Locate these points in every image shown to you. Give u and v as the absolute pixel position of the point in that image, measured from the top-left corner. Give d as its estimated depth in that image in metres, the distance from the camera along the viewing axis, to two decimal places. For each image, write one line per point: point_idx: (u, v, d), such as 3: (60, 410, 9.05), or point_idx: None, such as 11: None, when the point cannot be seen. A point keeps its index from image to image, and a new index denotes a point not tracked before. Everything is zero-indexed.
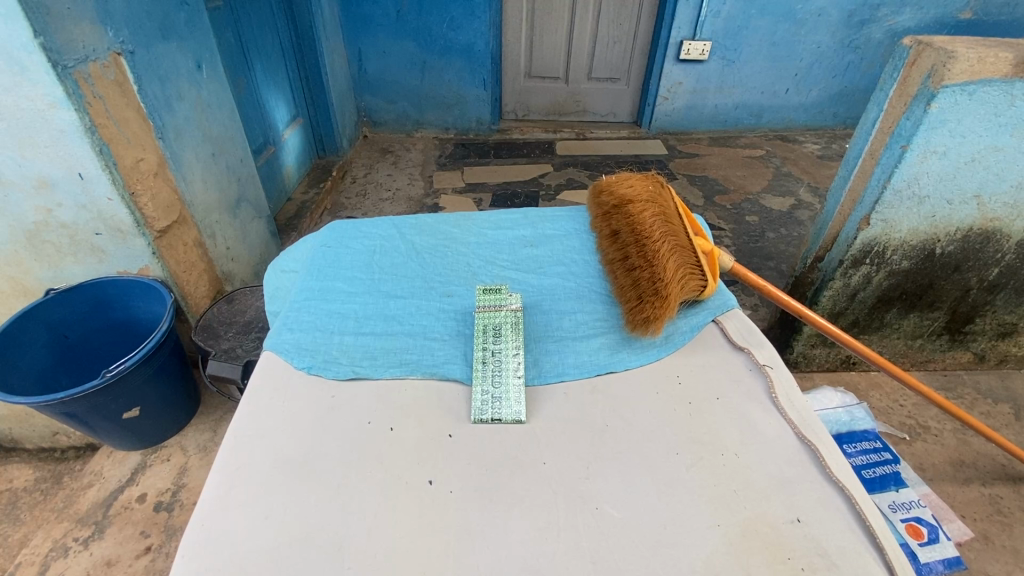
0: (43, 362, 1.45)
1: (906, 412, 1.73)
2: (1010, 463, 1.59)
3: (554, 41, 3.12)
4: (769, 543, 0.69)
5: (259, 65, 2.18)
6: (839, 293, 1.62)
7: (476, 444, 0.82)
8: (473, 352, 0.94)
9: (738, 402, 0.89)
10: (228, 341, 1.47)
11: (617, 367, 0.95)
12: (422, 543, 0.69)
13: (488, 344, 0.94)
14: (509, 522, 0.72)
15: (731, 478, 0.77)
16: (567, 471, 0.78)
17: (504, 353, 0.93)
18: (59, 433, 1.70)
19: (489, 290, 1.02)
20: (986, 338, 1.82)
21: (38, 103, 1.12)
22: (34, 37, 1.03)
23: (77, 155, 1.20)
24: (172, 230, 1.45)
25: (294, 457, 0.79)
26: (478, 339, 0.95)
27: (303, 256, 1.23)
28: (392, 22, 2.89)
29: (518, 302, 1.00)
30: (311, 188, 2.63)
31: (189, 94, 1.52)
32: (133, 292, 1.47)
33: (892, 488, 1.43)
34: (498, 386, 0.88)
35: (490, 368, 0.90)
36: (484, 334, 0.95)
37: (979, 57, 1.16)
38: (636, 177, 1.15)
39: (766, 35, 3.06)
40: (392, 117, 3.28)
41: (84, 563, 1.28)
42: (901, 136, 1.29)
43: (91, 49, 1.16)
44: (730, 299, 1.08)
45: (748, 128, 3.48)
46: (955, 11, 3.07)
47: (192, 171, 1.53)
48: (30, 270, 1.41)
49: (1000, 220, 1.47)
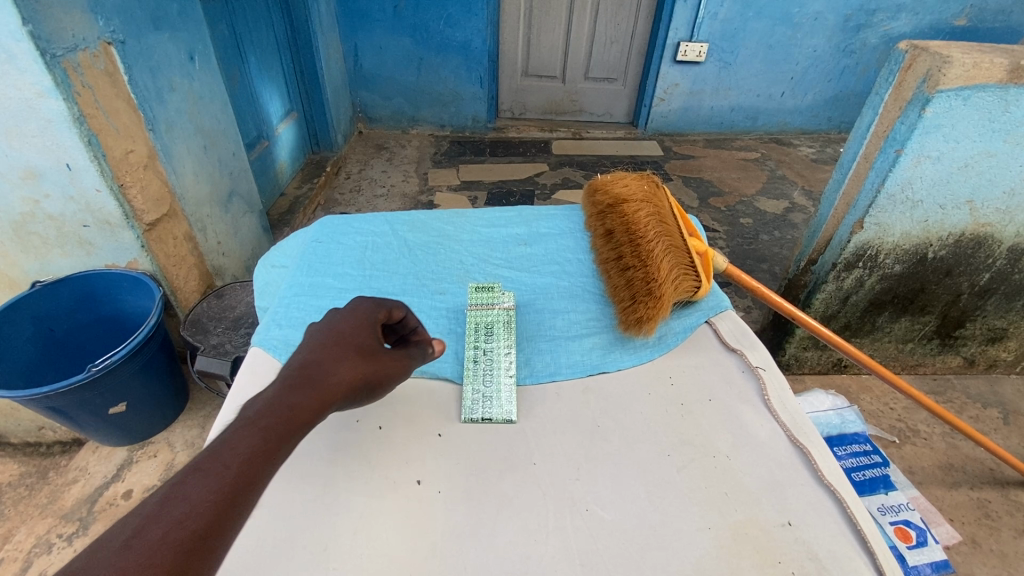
0: (28, 356, 1.42)
1: (896, 416, 1.73)
2: (998, 467, 1.60)
3: (552, 40, 3.11)
4: (759, 546, 0.69)
5: (253, 57, 2.16)
6: (831, 296, 1.62)
7: (464, 444, 0.81)
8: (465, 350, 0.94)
9: (729, 403, 0.89)
10: (216, 337, 1.44)
11: (609, 368, 0.94)
12: (409, 544, 0.68)
13: (480, 343, 0.95)
14: (497, 523, 0.71)
15: (722, 481, 0.77)
16: (557, 472, 0.77)
17: (497, 352, 0.93)
18: (45, 426, 1.67)
19: (481, 288, 1.04)
20: (975, 343, 1.83)
21: (26, 92, 1.10)
22: (22, 25, 1.01)
23: (65, 146, 1.18)
24: (161, 223, 1.43)
25: None
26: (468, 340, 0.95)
27: (293, 251, 1.21)
28: (388, 18, 2.87)
29: (510, 301, 1.02)
30: (305, 184, 2.61)
31: (181, 85, 1.49)
32: (121, 285, 1.44)
33: (881, 491, 1.43)
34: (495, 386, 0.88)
35: (485, 366, 0.91)
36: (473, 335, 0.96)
37: (975, 62, 1.16)
38: (631, 176, 1.13)
39: (764, 39, 3.06)
40: (387, 114, 3.26)
41: (67, 560, 1.25)
42: (895, 141, 1.29)
43: (79, 38, 1.14)
44: (724, 300, 1.07)
45: (744, 131, 3.49)
46: (950, 18, 3.09)
47: (183, 164, 1.51)
48: (15, 262, 1.39)
49: (991, 226, 1.48)
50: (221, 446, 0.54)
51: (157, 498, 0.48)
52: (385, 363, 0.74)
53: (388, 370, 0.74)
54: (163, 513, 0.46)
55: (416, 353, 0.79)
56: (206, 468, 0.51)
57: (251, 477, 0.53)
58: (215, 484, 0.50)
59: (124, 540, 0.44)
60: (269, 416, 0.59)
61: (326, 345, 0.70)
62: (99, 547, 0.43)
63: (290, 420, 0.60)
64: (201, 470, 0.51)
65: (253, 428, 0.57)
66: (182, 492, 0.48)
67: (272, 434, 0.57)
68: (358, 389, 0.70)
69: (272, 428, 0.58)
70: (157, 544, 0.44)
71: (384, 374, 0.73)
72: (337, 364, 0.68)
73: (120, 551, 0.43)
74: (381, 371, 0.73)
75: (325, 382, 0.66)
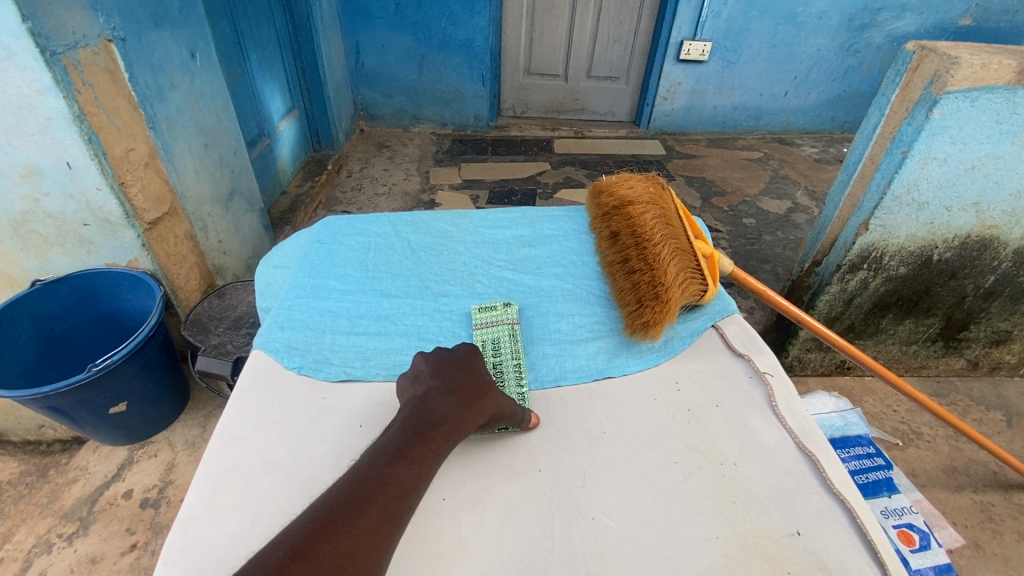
0: (28, 355, 1.41)
1: (899, 418, 1.73)
2: (1002, 470, 1.60)
3: (554, 39, 3.10)
4: (768, 556, 0.69)
5: (254, 55, 2.14)
6: (835, 298, 1.61)
7: (470, 451, 0.81)
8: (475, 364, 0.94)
9: (736, 409, 0.89)
10: (217, 337, 1.43)
11: (613, 372, 0.96)
12: (413, 552, 0.68)
13: (489, 356, 0.93)
14: (504, 532, 0.71)
15: (729, 489, 0.77)
16: (563, 479, 0.78)
17: (506, 366, 0.93)
18: (45, 424, 1.67)
19: (484, 307, 1.01)
20: (979, 345, 1.82)
21: (25, 90, 1.08)
22: (22, 22, 1.00)
23: (65, 144, 1.17)
24: (162, 223, 1.42)
25: (282, 461, 0.78)
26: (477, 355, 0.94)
27: (295, 251, 1.20)
28: (390, 16, 2.85)
29: (515, 315, 0.99)
30: (306, 182, 2.60)
31: (181, 83, 1.48)
32: (122, 284, 1.43)
33: (884, 494, 1.42)
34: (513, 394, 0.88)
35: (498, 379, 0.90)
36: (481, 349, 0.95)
37: (983, 63, 1.15)
38: (637, 178, 1.12)
39: (767, 38, 3.05)
40: (389, 112, 3.24)
41: (68, 560, 1.25)
42: (901, 142, 1.28)
43: (80, 35, 1.13)
44: (730, 304, 1.07)
45: (746, 130, 3.48)
46: (954, 18, 3.07)
47: (184, 163, 1.50)
48: (15, 260, 1.37)
49: (997, 228, 1.47)
50: (415, 441, 0.66)
51: (376, 477, 0.60)
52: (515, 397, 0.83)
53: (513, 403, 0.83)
54: (382, 493, 0.59)
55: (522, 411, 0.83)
56: (408, 457, 0.64)
57: (427, 477, 0.65)
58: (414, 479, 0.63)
59: (360, 509, 0.56)
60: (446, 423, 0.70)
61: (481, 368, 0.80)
62: (342, 510, 0.56)
63: (455, 430, 0.71)
64: (405, 459, 0.64)
65: (435, 431, 0.69)
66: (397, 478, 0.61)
67: (447, 439, 0.69)
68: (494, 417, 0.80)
69: (447, 434, 0.70)
70: (379, 517, 0.57)
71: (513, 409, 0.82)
72: (491, 388, 0.78)
73: (357, 517, 0.56)
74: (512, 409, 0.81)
75: (482, 406, 0.75)
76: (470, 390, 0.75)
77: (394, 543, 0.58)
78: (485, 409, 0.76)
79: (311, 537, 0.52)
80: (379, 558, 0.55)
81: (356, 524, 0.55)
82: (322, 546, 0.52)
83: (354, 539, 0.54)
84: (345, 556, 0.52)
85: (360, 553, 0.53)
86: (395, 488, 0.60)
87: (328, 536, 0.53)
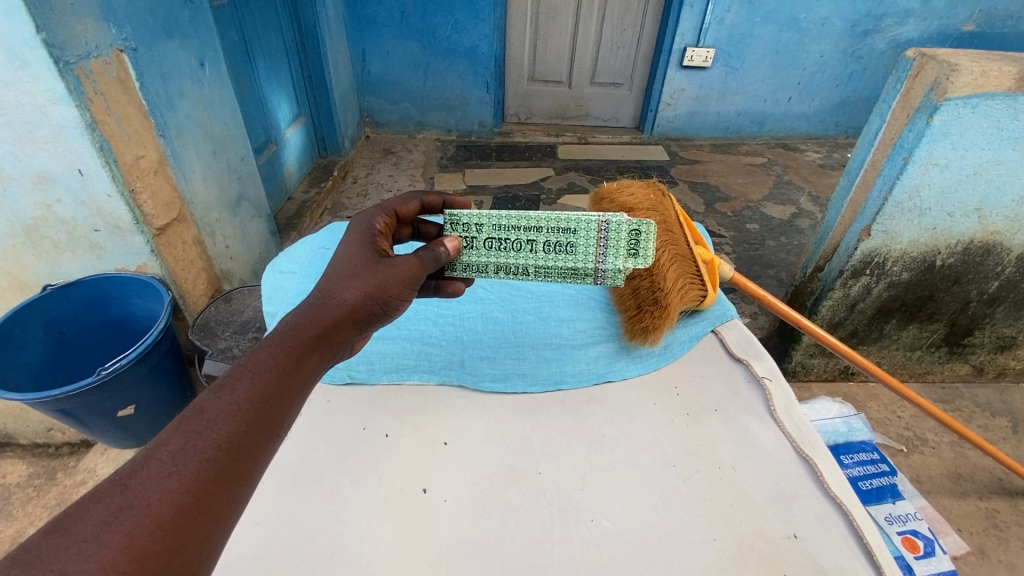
0: (38, 358, 1.43)
1: (903, 424, 1.72)
2: (1008, 477, 1.58)
3: (558, 45, 3.13)
4: (764, 558, 0.70)
5: (261, 63, 2.18)
6: (838, 304, 1.61)
7: (470, 454, 0.84)
8: (533, 215, 0.89)
9: (734, 413, 0.91)
10: (224, 341, 1.44)
11: (614, 376, 0.98)
12: (415, 553, 0.71)
13: (537, 244, 0.90)
14: (502, 534, 0.73)
15: (727, 492, 0.79)
16: (564, 481, 0.80)
17: (527, 252, 0.90)
18: (54, 427, 1.67)
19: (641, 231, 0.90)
20: (985, 351, 1.82)
21: (39, 99, 1.11)
22: (36, 33, 1.02)
23: (77, 152, 1.19)
24: (171, 228, 1.45)
25: (289, 463, 0.82)
26: (547, 219, 0.89)
27: (302, 258, 1.25)
28: (396, 24, 2.89)
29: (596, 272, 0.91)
30: (312, 187, 2.63)
31: (191, 91, 1.51)
32: (131, 289, 1.45)
33: (889, 500, 1.41)
34: (484, 253, 0.91)
35: (508, 243, 0.90)
36: (560, 226, 0.90)
37: (982, 70, 1.16)
38: (638, 185, 1.08)
39: (771, 44, 3.06)
40: (394, 118, 3.27)
41: None
42: (902, 148, 1.29)
43: (92, 46, 1.16)
44: (730, 309, 1.09)
45: (750, 136, 3.49)
46: (958, 24, 3.08)
47: (193, 169, 1.53)
48: (27, 265, 1.40)
49: (1000, 234, 1.47)
50: (243, 365, 0.58)
51: (187, 413, 0.52)
52: (395, 275, 0.76)
53: (395, 289, 0.76)
54: (181, 429, 0.51)
55: (429, 260, 0.81)
56: (225, 384, 0.56)
57: (269, 395, 0.57)
58: (230, 405, 0.53)
59: (158, 451, 0.48)
60: (279, 342, 0.62)
61: (337, 274, 0.75)
62: (141, 458, 0.48)
63: (302, 341, 0.64)
64: (219, 388, 0.55)
65: (271, 349, 0.61)
66: (205, 406, 0.53)
67: (290, 353, 0.62)
68: (367, 311, 0.73)
69: (284, 347, 0.62)
70: (176, 457, 0.48)
71: (391, 295, 0.75)
72: (344, 286, 0.72)
73: (144, 462, 0.48)
74: (385, 295, 0.75)
75: (332, 303, 0.70)
76: (318, 299, 0.70)
77: (229, 475, 0.50)
78: (339, 311, 0.70)
79: (81, 499, 0.45)
80: (192, 493, 0.47)
81: (140, 472, 0.47)
82: (89, 505, 0.44)
83: (150, 483, 0.46)
84: (129, 505, 0.44)
85: (149, 500, 0.45)
86: (199, 420, 0.51)
87: (100, 493, 0.45)
